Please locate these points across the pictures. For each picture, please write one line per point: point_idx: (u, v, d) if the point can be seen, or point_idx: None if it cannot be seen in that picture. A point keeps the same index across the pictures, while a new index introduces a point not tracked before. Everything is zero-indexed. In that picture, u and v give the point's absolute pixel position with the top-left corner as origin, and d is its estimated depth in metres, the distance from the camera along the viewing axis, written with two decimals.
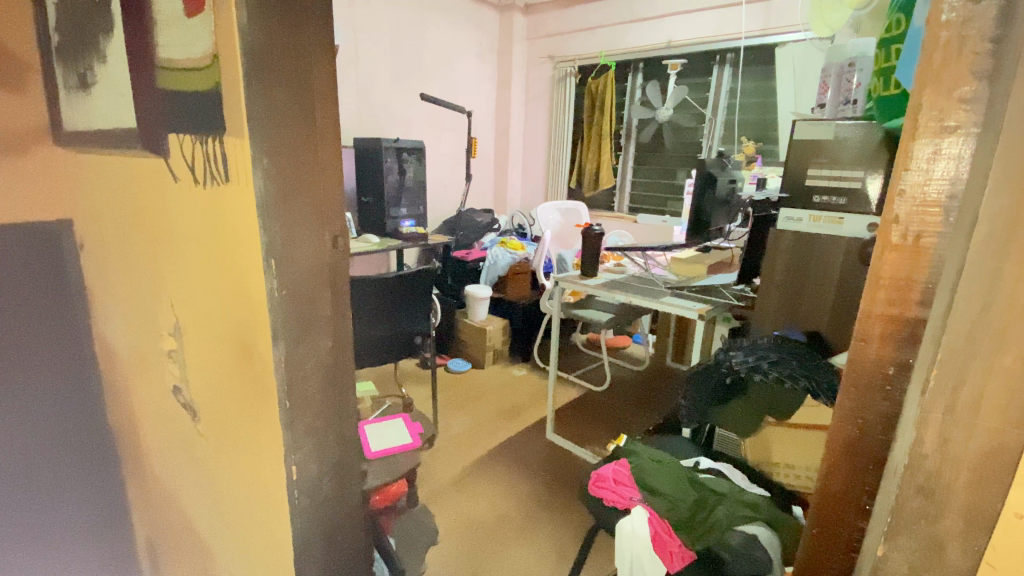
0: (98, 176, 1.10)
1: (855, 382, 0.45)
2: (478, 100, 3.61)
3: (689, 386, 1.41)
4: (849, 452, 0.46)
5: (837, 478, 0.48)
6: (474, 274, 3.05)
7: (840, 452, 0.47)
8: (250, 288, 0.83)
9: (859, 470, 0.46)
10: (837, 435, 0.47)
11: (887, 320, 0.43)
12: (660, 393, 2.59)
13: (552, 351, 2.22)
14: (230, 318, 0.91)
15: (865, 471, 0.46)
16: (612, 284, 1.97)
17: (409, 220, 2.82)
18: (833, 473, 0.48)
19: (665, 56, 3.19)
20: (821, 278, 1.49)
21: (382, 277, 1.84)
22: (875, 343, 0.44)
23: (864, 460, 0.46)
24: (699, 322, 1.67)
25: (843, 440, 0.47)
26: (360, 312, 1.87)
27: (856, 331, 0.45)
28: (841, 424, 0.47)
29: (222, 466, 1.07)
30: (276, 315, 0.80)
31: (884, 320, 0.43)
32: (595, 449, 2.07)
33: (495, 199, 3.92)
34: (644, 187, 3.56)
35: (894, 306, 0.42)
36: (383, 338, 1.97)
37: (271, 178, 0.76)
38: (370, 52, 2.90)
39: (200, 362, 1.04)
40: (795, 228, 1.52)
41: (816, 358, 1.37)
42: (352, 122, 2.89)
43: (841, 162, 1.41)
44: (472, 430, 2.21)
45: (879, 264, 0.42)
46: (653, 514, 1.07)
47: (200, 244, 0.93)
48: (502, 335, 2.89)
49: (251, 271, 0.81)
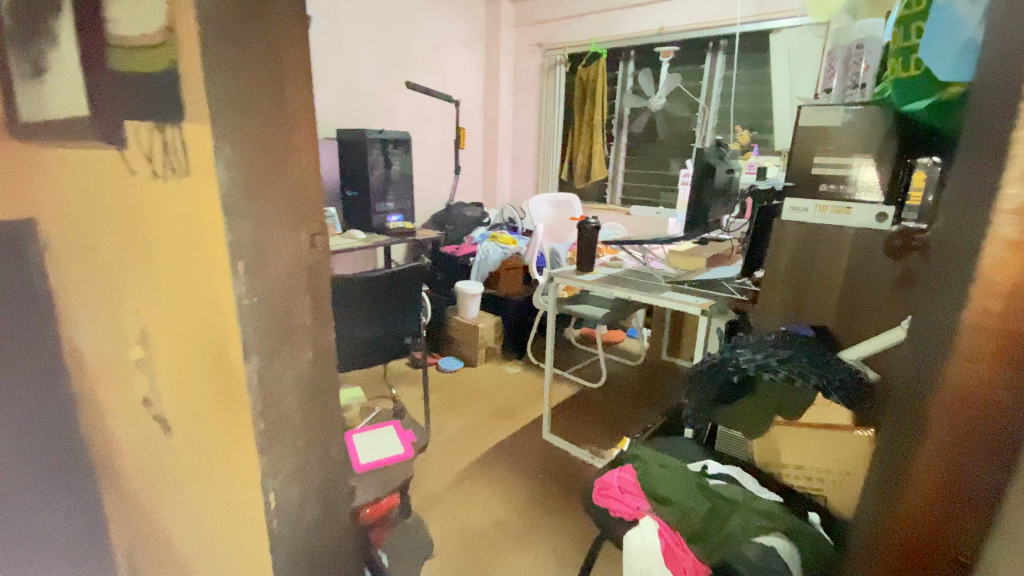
0: (74, 181, 0.79)
1: (958, 405, 0.48)
2: (466, 90, 3.50)
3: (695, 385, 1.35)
4: (955, 466, 0.49)
5: (932, 496, 0.51)
6: (464, 270, 2.96)
7: (947, 467, 0.50)
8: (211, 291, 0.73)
9: (961, 480, 0.49)
10: (940, 452, 0.50)
11: (995, 343, 0.45)
12: (659, 389, 2.53)
13: (548, 348, 2.14)
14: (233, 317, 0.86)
15: (968, 484, 0.49)
16: (609, 279, 1.89)
17: (396, 214, 2.72)
18: (932, 488, 0.51)
19: (657, 43, 3.12)
20: (827, 269, 1.44)
21: (368, 276, 1.74)
22: (981, 368, 0.46)
23: (967, 471, 0.49)
24: (702, 317, 1.62)
25: (947, 456, 0.50)
26: (344, 313, 1.77)
27: (960, 355, 0.47)
28: (944, 441, 0.49)
29: (208, 486, 0.96)
30: (247, 326, 0.72)
31: (993, 343, 0.45)
32: (593, 449, 2.01)
33: (484, 192, 3.81)
34: (636, 178, 3.48)
35: (1003, 328, 0.45)
36: (371, 339, 1.87)
37: (235, 170, 0.67)
38: (353, 40, 2.78)
39: (176, 374, 0.90)
40: (801, 219, 1.46)
41: (826, 352, 1.32)
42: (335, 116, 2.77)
43: (847, 148, 1.36)
44: (467, 431, 2.13)
45: (991, 269, 0.45)
46: (664, 526, 1.01)
47: (169, 245, 0.81)
48: (495, 333, 2.81)
49: (208, 275, 0.70)
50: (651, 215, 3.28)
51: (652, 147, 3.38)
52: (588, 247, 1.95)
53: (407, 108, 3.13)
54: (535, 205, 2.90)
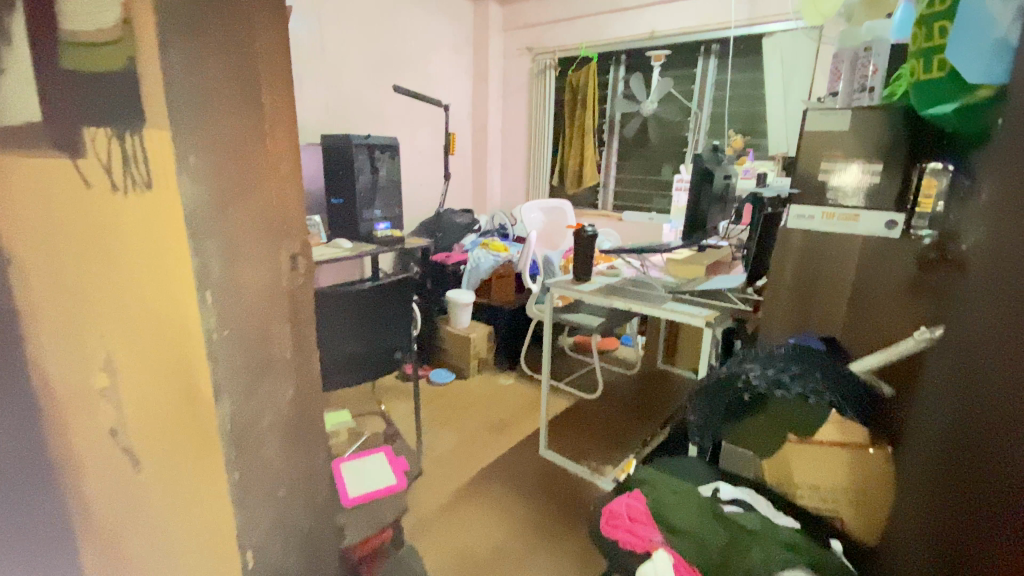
0: (42, 187, 0.67)
1: None
2: (454, 94, 3.43)
3: (701, 401, 1.30)
4: None
5: None
6: (455, 279, 2.88)
7: None
8: (180, 313, 0.70)
9: None
10: None
11: None
12: (656, 399, 2.47)
13: (545, 360, 2.07)
14: (212, 345, 0.71)
15: None
16: (607, 289, 1.82)
17: (383, 222, 2.64)
18: None
19: (648, 47, 3.08)
20: (835, 279, 1.40)
21: (355, 288, 1.65)
22: None
23: None
24: (708, 330, 1.52)
25: None
26: (329, 328, 1.67)
27: None
28: None
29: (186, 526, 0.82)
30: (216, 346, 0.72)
31: None
32: (593, 466, 1.94)
33: (473, 198, 3.74)
34: (628, 184, 3.43)
35: None
36: (359, 354, 1.78)
37: (200, 180, 0.66)
38: (338, 43, 2.69)
39: (143, 405, 0.76)
40: (806, 227, 1.41)
41: (835, 363, 1.27)
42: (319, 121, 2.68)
43: (855, 154, 1.31)
44: (460, 448, 2.05)
45: None
46: (678, 560, 0.96)
47: (127, 254, 0.69)
48: (487, 343, 2.73)
49: (179, 294, 0.69)
50: (644, 221, 3.23)
51: (643, 151, 3.33)
52: (584, 255, 1.88)
53: (394, 113, 3.04)
54: (527, 211, 2.82)
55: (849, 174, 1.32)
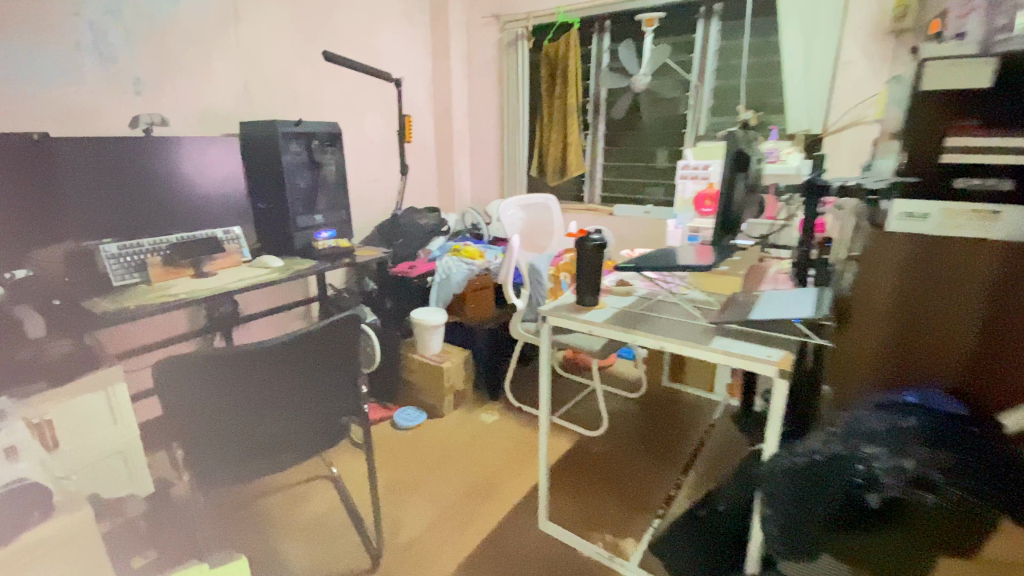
0: None
1: None
2: (410, 71, 2.88)
3: (787, 496, 0.90)
4: None
5: None
6: (421, 295, 2.38)
7: None
8: None
9: None
10: None
11: None
12: (675, 431, 2.06)
13: (540, 404, 1.60)
14: None
15: None
16: (623, 317, 1.33)
17: (327, 230, 2.13)
18: None
19: (638, 9, 2.62)
20: (941, 305, 1.02)
21: (257, 345, 1.10)
22: None
23: None
24: (781, 382, 1.05)
25: None
26: (229, 406, 1.14)
27: None
28: None
29: None
30: None
31: None
32: (609, 542, 1.51)
33: (439, 195, 3.20)
34: (617, 173, 2.97)
35: None
36: (285, 432, 1.26)
37: None
38: (256, 7, 2.09)
39: None
40: (914, 230, 1.00)
41: (985, 440, 0.88)
42: (67, 81, 1.60)
43: (999, 122, 0.90)
44: (436, 526, 1.59)
45: None
46: None
47: None
48: (464, 373, 2.26)
49: None
50: (638, 214, 2.81)
51: (633, 134, 2.88)
52: (589, 273, 1.39)
53: (336, 94, 2.48)
54: (506, 210, 2.31)
55: (915, 156, 0.97)
